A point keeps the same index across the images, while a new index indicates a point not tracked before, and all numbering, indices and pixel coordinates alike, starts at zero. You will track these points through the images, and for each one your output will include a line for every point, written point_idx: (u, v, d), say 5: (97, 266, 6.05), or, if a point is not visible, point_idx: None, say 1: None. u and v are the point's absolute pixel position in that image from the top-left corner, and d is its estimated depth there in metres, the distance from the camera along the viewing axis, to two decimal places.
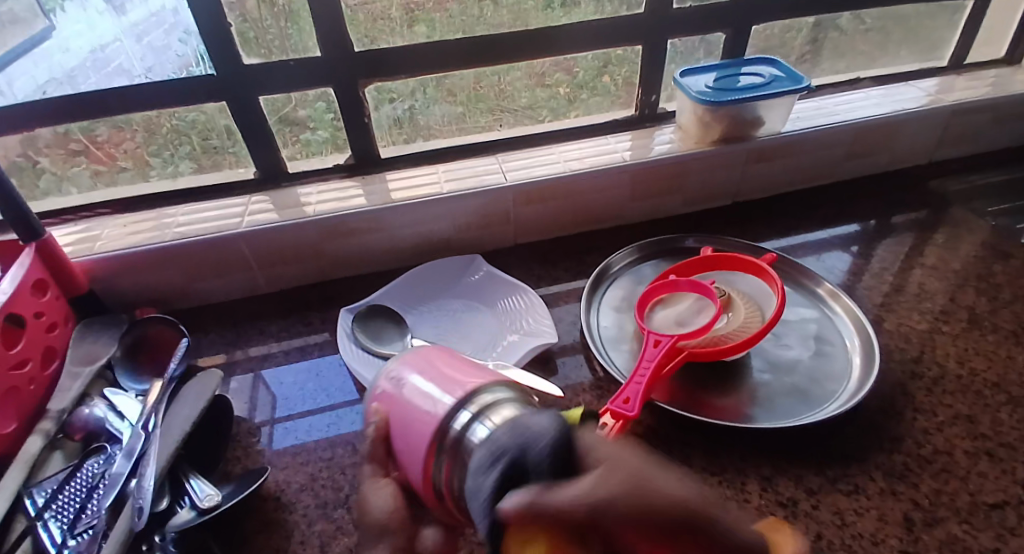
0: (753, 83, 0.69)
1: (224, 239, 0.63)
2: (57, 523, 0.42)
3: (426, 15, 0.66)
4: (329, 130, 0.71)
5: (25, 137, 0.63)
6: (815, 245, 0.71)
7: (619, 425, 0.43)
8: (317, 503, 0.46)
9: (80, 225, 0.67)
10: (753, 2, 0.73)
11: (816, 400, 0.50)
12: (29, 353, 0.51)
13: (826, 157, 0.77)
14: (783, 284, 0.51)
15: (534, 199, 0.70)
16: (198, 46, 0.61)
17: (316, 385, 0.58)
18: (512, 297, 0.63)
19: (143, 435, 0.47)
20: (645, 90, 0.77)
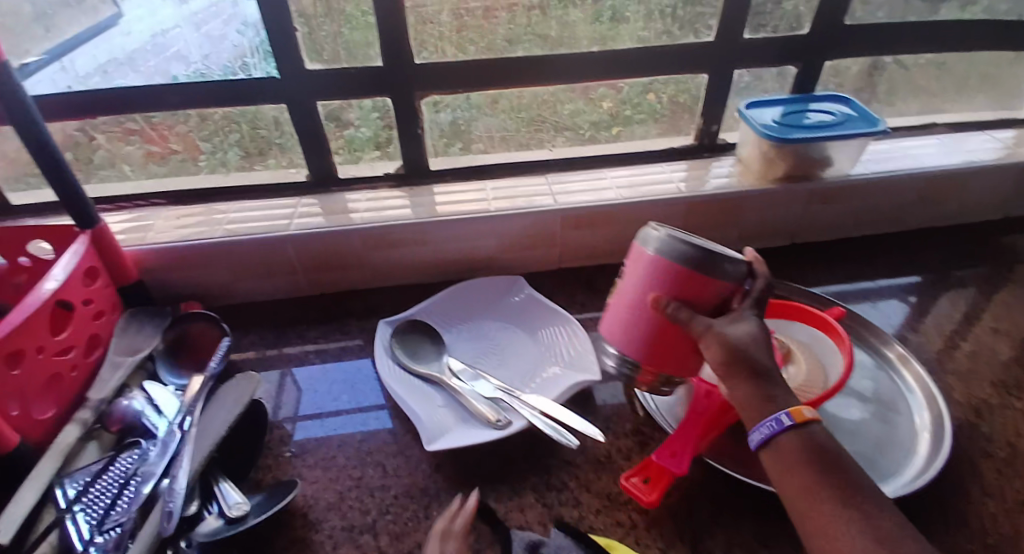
0: (824, 121, 0.66)
1: (270, 239, 0.63)
2: (87, 517, 0.42)
3: (477, 24, 0.65)
4: (375, 128, 0.69)
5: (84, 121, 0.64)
6: (873, 294, 0.67)
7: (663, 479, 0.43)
8: (345, 526, 0.45)
9: (133, 213, 0.68)
10: (826, 38, 0.71)
11: (880, 472, 0.47)
12: (74, 340, 0.51)
13: (892, 203, 0.73)
14: (853, 346, 0.48)
15: (583, 224, 0.68)
16: (256, 37, 0.61)
17: (349, 398, 0.57)
18: (555, 324, 0.60)
19: (178, 435, 0.47)
20: (705, 119, 0.75)
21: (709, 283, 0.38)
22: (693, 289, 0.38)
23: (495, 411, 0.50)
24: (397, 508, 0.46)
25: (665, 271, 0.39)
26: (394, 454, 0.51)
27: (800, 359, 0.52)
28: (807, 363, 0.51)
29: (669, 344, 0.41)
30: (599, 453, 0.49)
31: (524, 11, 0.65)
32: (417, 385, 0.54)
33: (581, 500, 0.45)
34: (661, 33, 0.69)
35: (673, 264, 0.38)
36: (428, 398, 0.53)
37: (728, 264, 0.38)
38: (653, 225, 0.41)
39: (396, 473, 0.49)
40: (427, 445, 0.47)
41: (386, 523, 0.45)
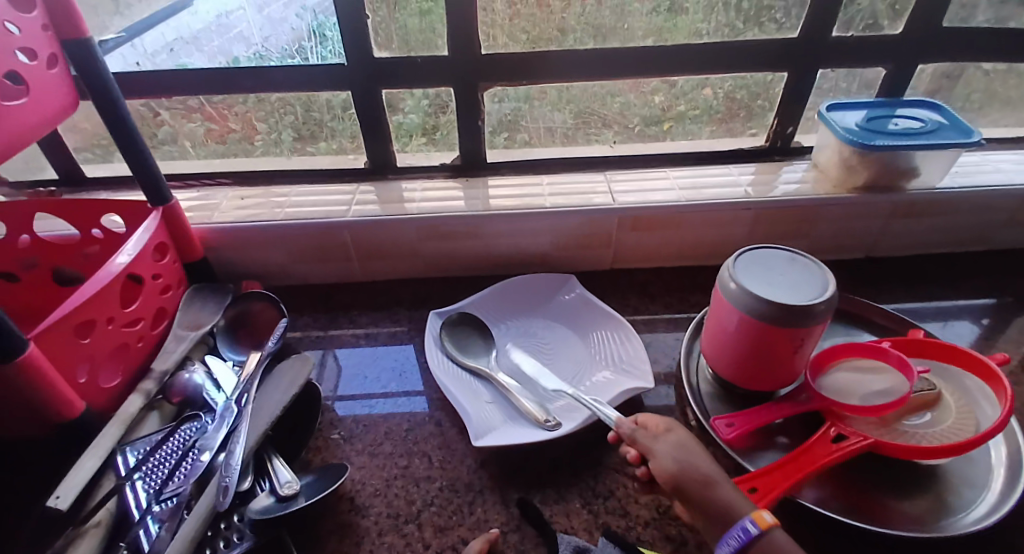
0: (913, 128, 0.61)
1: (329, 224, 0.64)
2: (146, 485, 0.44)
3: (529, 9, 0.62)
4: (424, 116, 0.68)
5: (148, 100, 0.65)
6: (944, 313, 0.63)
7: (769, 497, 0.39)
8: (390, 514, 0.45)
9: (198, 191, 0.70)
10: (920, 40, 0.66)
11: (948, 501, 0.43)
12: (142, 312, 0.53)
13: (978, 218, 0.68)
14: (1012, 417, 0.40)
15: (642, 225, 0.66)
16: (312, 21, 0.62)
17: (398, 385, 0.57)
18: (607, 327, 0.59)
19: (234, 411, 0.49)
20: (778, 122, 0.71)
21: (789, 326, 0.42)
22: (774, 329, 0.42)
23: (544, 411, 0.49)
24: (442, 500, 0.46)
25: (744, 311, 0.43)
26: (440, 446, 0.50)
27: (946, 412, 0.44)
28: (952, 420, 0.43)
29: (761, 368, 0.46)
30: None
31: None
32: (465, 379, 0.54)
33: (629, 509, 0.44)
34: (722, 26, 0.65)
35: (751, 310, 0.43)
36: (476, 393, 0.52)
37: (818, 304, 0.41)
38: (732, 264, 0.45)
39: (442, 465, 0.49)
40: (475, 441, 0.47)
41: (430, 514, 0.45)
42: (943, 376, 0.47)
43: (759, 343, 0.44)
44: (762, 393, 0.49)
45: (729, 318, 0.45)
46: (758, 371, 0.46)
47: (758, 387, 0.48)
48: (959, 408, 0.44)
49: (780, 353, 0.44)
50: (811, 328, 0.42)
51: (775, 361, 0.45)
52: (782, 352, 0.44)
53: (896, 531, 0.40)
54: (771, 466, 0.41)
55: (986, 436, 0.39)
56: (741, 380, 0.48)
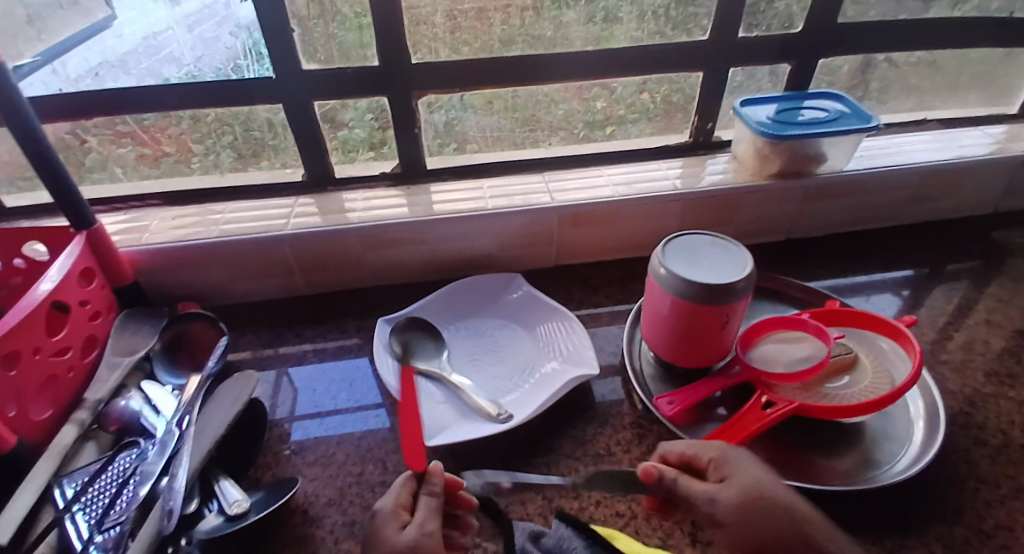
0: (819, 118, 0.66)
1: (269, 239, 0.63)
2: (86, 517, 0.42)
3: (471, 25, 0.65)
4: (369, 130, 0.69)
5: (77, 124, 0.63)
6: (863, 287, 0.68)
7: None
8: (345, 522, 0.45)
9: (128, 214, 0.68)
10: (820, 36, 0.71)
11: (872, 458, 0.46)
12: (70, 341, 0.51)
13: (884, 198, 0.74)
14: (920, 372, 0.44)
15: (581, 222, 0.68)
16: (248, 39, 0.62)
17: (349, 395, 0.57)
18: (552, 321, 0.61)
19: (176, 433, 0.47)
20: (701, 117, 0.76)
21: (714, 305, 0.44)
22: (700, 309, 0.45)
23: (496, 406, 0.50)
24: None
25: (674, 294, 0.46)
26: (394, 451, 0.51)
27: (863, 374, 0.48)
28: (869, 380, 0.47)
29: (695, 347, 0.48)
30: (598, 447, 0.49)
31: (518, 12, 0.65)
32: (417, 381, 0.54)
33: (581, 492, 0.46)
34: (653, 33, 0.69)
35: (680, 291, 0.45)
36: (427, 394, 0.53)
37: (738, 282, 0.44)
38: (660, 250, 0.48)
39: (396, 469, 0.49)
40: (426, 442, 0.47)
41: None
42: (859, 342, 0.51)
43: (690, 322, 0.46)
44: (700, 371, 0.51)
45: (662, 301, 0.47)
46: (693, 350, 0.49)
47: (694, 365, 0.50)
48: (874, 370, 0.48)
49: (710, 330, 0.47)
50: (734, 304, 0.45)
51: (706, 338, 0.47)
52: (711, 330, 0.46)
53: (827, 487, 0.43)
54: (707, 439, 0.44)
55: (897, 392, 0.43)
56: (676, 359, 0.50)
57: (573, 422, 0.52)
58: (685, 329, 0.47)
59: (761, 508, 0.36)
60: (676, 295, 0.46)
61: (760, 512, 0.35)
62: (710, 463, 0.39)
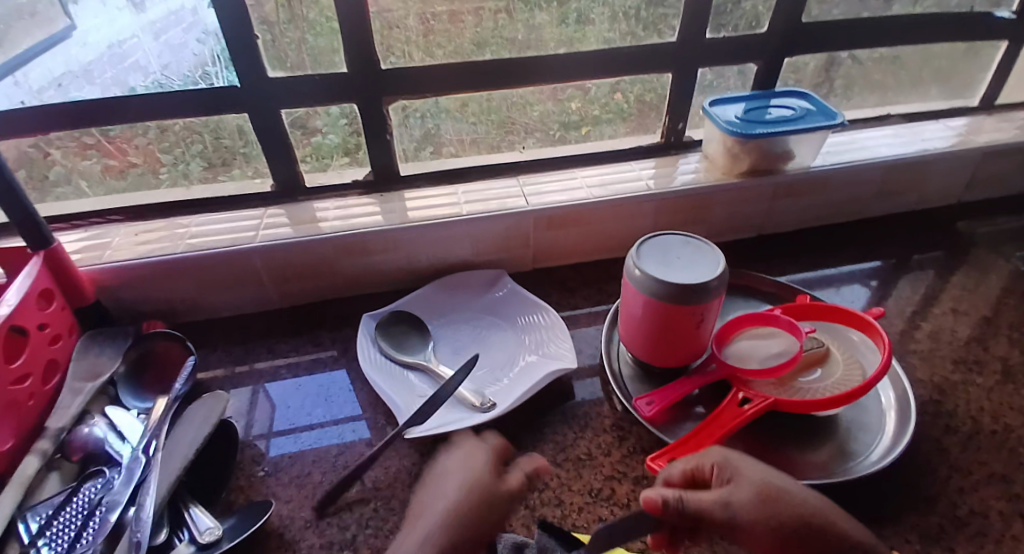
0: (784, 116, 0.67)
1: (238, 252, 0.61)
2: (51, 551, 0.40)
3: (446, 30, 0.65)
4: (344, 134, 0.68)
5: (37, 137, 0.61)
6: (835, 281, 0.69)
7: None
8: (324, 543, 0.44)
9: (89, 231, 0.66)
10: (786, 34, 0.72)
11: (847, 450, 0.47)
12: (31, 367, 0.49)
13: (852, 192, 0.75)
14: (890, 361, 0.45)
15: (555, 224, 0.68)
16: (216, 46, 0.60)
17: (324, 410, 0.55)
18: (534, 316, 0.62)
19: (143, 461, 0.45)
20: (672, 117, 0.76)
21: (687, 304, 0.45)
22: (674, 309, 0.45)
23: (479, 396, 0.51)
24: (377, 521, 0.45)
25: (647, 294, 0.46)
26: (373, 465, 0.50)
27: (835, 367, 0.48)
28: (841, 372, 0.48)
29: (670, 346, 0.48)
30: (579, 452, 0.49)
31: (491, 14, 0.65)
32: (402, 375, 0.55)
33: (563, 499, 0.45)
34: (624, 34, 0.69)
35: (653, 291, 0.45)
36: (410, 387, 0.54)
37: (711, 281, 0.44)
38: (633, 251, 0.48)
39: (375, 484, 0.48)
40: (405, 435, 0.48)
41: (366, 537, 0.44)
42: (831, 335, 0.52)
43: (664, 321, 0.46)
44: (677, 370, 0.51)
45: (636, 301, 0.47)
46: (668, 350, 0.49)
47: (671, 365, 0.50)
48: (846, 362, 0.49)
49: (685, 329, 0.47)
50: (708, 302, 0.45)
51: (682, 337, 0.47)
52: (685, 328, 0.47)
53: (805, 480, 0.43)
54: (685, 439, 0.44)
55: (869, 383, 0.43)
56: (653, 359, 0.50)
57: (553, 428, 0.51)
58: (660, 329, 0.47)
59: (779, 508, 0.36)
60: (650, 295, 0.46)
61: (780, 512, 0.36)
62: (713, 469, 0.39)
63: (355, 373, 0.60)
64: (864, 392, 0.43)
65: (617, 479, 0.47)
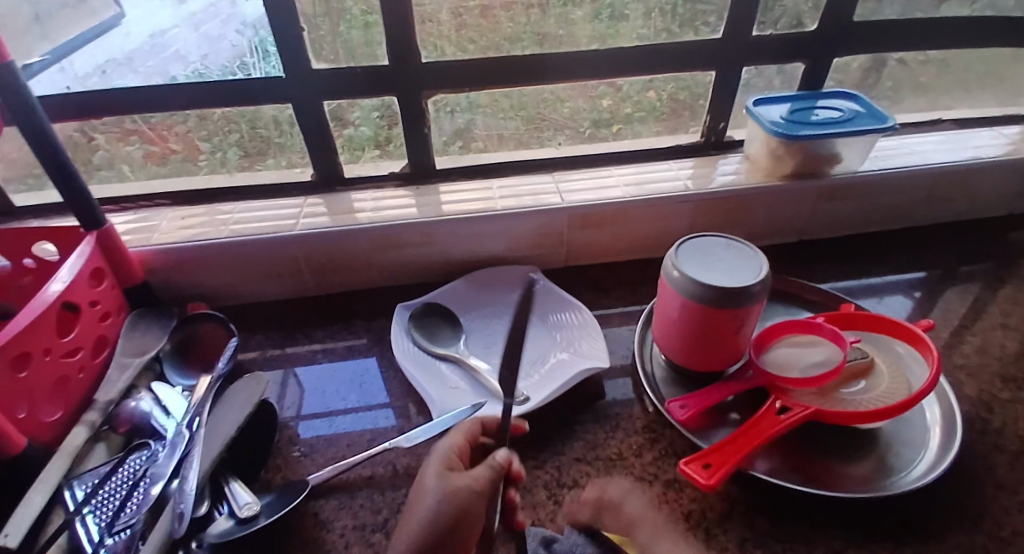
0: (834, 118, 0.66)
1: (279, 239, 0.63)
2: (96, 519, 0.42)
3: (474, 20, 0.64)
4: (375, 128, 0.69)
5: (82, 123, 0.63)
6: (878, 289, 0.67)
7: (723, 470, 0.41)
8: (356, 526, 0.45)
9: (138, 214, 0.68)
10: (834, 34, 0.70)
11: (888, 464, 0.45)
12: (81, 342, 0.51)
13: (898, 198, 0.73)
14: (939, 376, 0.43)
15: (591, 222, 0.68)
16: (254, 37, 0.61)
17: (358, 397, 0.56)
18: (567, 314, 0.62)
19: (187, 435, 0.47)
20: (711, 117, 0.75)
21: (728, 308, 0.44)
22: (714, 312, 0.45)
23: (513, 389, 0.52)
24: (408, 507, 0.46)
25: (686, 296, 0.45)
26: (405, 453, 0.50)
27: (879, 379, 0.47)
28: (885, 385, 0.46)
29: (708, 349, 0.48)
30: (610, 451, 0.49)
31: (524, 9, 0.65)
32: (435, 366, 0.56)
33: (594, 497, 0.45)
34: (660, 30, 0.68)
35: (693, 294, 0.45)
36: (442, 378, 0.55)
37: (754, 285, 0.43)
38: (674, 252, 0.47)
39: (407, 471, 0.49)
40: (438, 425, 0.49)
41: (397, 522, 0.45)
42: (875, 346, 0.51)
43: (704, 325, 0.46)
44: (713, 374, 0.51)
45: (674, 303, 0.47)
46: (705, 353, 0.48)
47: (707, 369, 0.50)
48: (891, 375, 0.47)
49: (724, 333, 0.46)
50: (749, 307, 0.44)
51: (721, 341, 0.47)
52: (724, 333, 0.46)
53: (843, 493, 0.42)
54: (721, 443, 0.43)
55: (916, 398, 0.42)
56: (689, 362, 0.50)
57: (584, 426, 0.51)
58: (698, 332, 0.47)
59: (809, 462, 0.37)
60: (689, 297, 0.45)
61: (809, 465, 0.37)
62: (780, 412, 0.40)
63: (388, 361, 0.60)
64: (911, 406, 0.42)
65: (648, 480, 0.47)
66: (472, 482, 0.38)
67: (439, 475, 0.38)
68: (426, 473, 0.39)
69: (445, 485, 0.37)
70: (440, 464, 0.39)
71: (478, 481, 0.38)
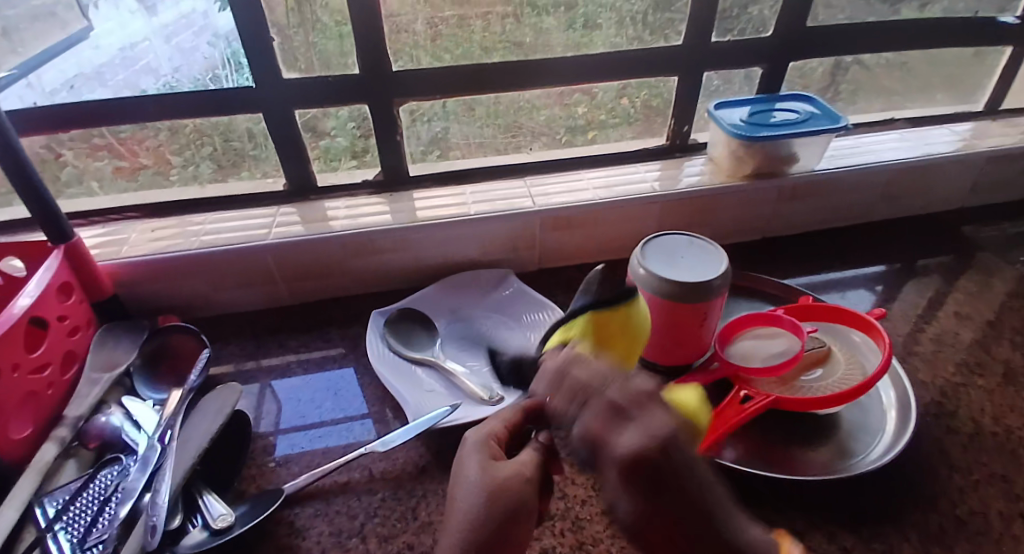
0: (789, 119, 0.68)
1: (250, 249, 0.63)
2: (67, 535, 0.41)
3: (451, 33, 0.66)
4: (350, 138, 0.70)
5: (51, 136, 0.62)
6: (840, 284, 0.69)
7: None
8: (332, 531, 0.45)
9: (107, 227, 0.67)
10: (791, 39, 0.73)
11: (847, 448, 0.47)
12: (49, 357, 0.51)
13: (857, 195, 0.76)
14: (890, 360, 0.45)
15: (561, 225, 0.69)
16: (226, 49, 0.62)
17: (333, 404, 0.57)
18: (539, 314, 0.63)
19: (159, 447, 0.47)
20: (677, 120, 0.77)
21: (690, 302, 0.46)
22: (677, 306, 0.46)
23: (487, 390, 0.53)
24: (385, 511, 0.46)
25: (650, 293, 0.47)
26: (380, 458, 0.51)
27: (836, 366, 0.49)
28: (842, 372, 0.48)
29: (673, 344, 0.49)
30: None
31: (498, 18, 0.67)
32: (409, 370, 0.57)
33: (567, 492, 0.46)
34: (631, 39, 0.71)
35: (656, 290, 0.46)
36: (417, 381, 0.55)
37: (714, 280, 0.45)
38: (636, 250, 0.49)
39: (382, 475, 0.49)
40: (414, 427, 0.49)
41: (374, 526, 0.45)
42: (833, 335, 0.53)
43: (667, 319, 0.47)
44: (680, 368, 0.52)
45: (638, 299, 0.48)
46: (671, 348, 0.50)
47: (674, 363, 0.51)
48: (847, 362, 0.49)
49: (687, 327, 0.48)
50: (710, 300, 0.46)
51: (684, 334, 0.48)
52: (687, 326, 0.48)
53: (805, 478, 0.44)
54: None
55: (868, 382, 0.44)
56: (656, 358, 0.51)
57: None
58: (663, 328, 0.48)
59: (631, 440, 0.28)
60: (652, 294, 0.47)
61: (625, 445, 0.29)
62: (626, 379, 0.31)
63: (364, 368, 0.61)
64: (865, 389, 0.44)
65: None
66: (522, 468, 0.37)
67: (483, 467, 0.36)
68: (466, 464, 0.37)
69: (491, 477, 0.36)
70: (484, 454, 0.37)
71: (526, 468, 0.37)
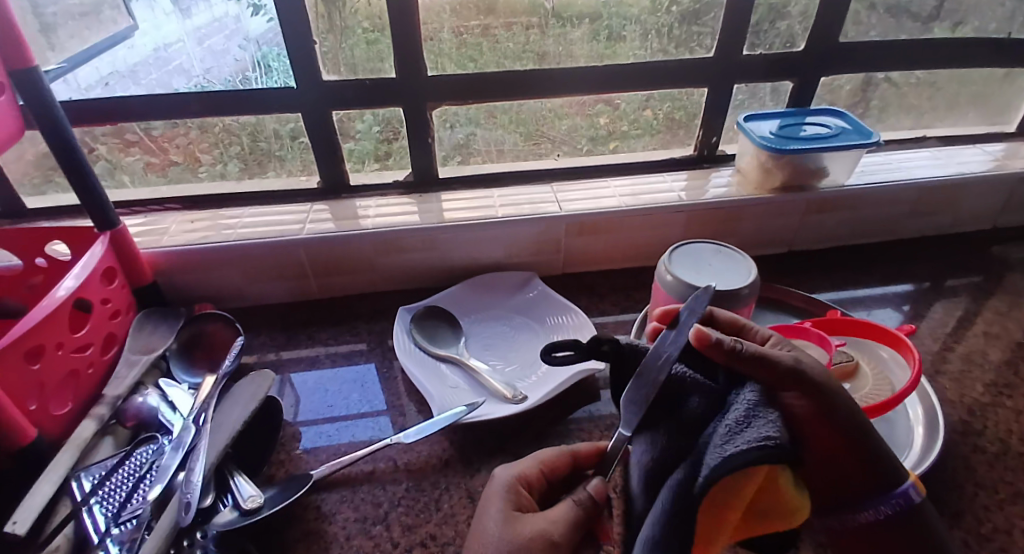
0: (820, 133, 0.68)
1: (285, 242, 0.65)
2: (102, 509, 0.43)
3: (475, 40, 0.67)
4: (375, 143, 0.71)
5: (82, 128, 0.65)
6: (866, 301, 0.69)
7: None
8: (357, 518, 0.46)
9: (145, 218, 0.70)
10: (822, 54, 0.74)
11: None
12: (92, 338, 0.53)
13: (885, 211, 0.76)
14: (920, 378, 0.45)
15: (587, 231, 0.70)
16: (256, 52, 0.64)
17: (360, 396, 0.58)
18: (563, 317, 0.63)
19: (194, 429, 0.48)
20: (704, 132, 0.78)
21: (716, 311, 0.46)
22: None
23: (511, 388, 0.54)
24: (408, 500, 0.47)
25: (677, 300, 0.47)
26: (404, 449, 0.52)
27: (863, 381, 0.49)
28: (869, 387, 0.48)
29: None
30: None
31: (524, 30, 0.68)
32: (435, 366, 0.58)
33: None
34: (656, 51, 0.71)
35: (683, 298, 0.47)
36: (442, 378, 0.56)
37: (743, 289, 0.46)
38: (664, 258, 0.50)
39: (407, 467, 0.50)
40: (438, 421, 0.50)
41: (398, 515, 0.46)
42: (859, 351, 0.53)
43: None
44: None
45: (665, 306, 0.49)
46: None
47: None
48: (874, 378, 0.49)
49: None
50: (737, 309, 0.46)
51: None
52: None
53: None
54: None
55: (894, 399, 0.44)
56: None
57: (579, 426, 0.53)
58: None
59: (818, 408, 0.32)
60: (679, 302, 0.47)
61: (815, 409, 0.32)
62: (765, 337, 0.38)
63: (389, 363, 0.62)
64: (888, 407, 0.44)
65: None
66: (548, 525, 0.36)
67: (504, 519, 0.37)
68: (490, 510, 0.38)
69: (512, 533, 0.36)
70: (507, 502, 0.38)
71: (554, 528, 0.35)
